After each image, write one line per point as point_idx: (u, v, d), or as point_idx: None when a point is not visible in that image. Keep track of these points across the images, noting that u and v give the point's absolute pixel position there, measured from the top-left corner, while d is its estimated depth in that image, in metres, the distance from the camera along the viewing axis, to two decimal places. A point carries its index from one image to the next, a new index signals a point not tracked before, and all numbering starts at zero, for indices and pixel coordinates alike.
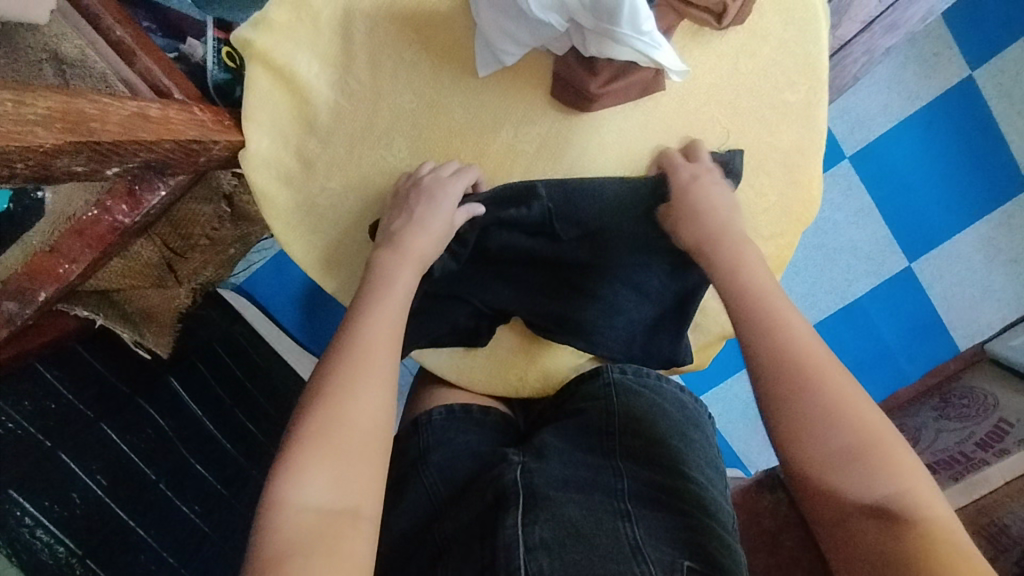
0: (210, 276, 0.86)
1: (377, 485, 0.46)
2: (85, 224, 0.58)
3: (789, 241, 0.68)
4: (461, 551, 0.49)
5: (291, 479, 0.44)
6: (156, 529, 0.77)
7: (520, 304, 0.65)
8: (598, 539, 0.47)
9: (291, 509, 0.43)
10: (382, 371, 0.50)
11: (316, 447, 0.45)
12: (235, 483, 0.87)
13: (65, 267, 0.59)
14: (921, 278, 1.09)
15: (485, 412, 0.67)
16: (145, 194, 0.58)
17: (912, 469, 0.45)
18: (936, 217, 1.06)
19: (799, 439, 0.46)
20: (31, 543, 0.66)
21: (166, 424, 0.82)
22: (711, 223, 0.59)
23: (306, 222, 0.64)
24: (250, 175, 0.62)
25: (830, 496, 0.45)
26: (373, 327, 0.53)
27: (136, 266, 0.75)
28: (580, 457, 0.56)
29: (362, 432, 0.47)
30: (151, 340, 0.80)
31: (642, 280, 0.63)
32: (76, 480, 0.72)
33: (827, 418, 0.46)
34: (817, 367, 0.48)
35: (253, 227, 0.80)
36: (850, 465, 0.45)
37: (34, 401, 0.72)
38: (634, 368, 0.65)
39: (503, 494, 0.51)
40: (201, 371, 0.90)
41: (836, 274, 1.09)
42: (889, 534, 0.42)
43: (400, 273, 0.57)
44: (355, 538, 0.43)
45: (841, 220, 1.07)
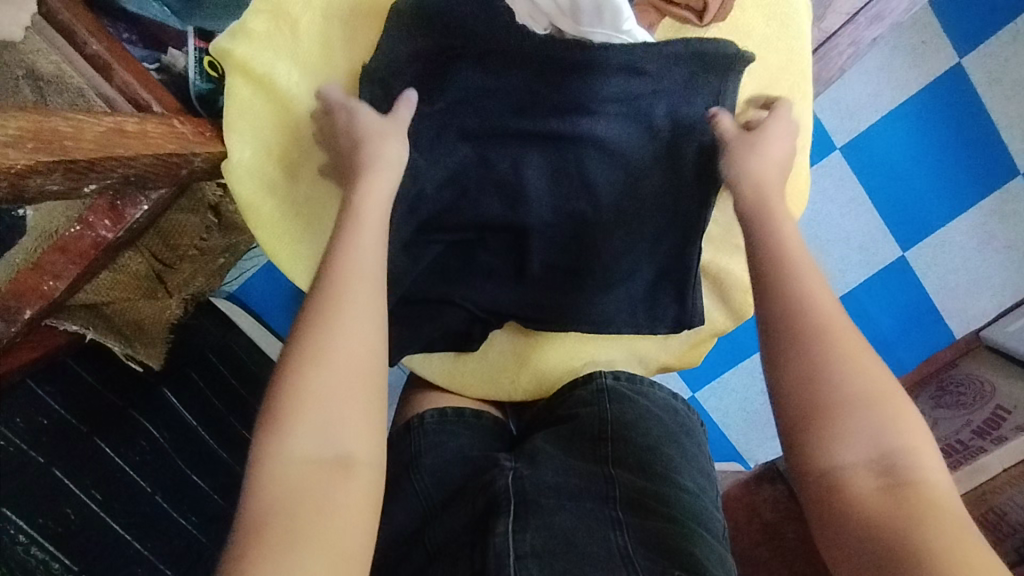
0: (201, 285, 0.85)
1: (372, 427, 0.42)
2: (68, 240, 0.57)
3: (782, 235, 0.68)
4: (453, 557, 0.49)
5: (276, 429, 0.40)
6: (153, 541, 0.76)
7: (514, 306, 0.64)
8: (589, 547, 0.47)
9: (279, 462, 0.40)
10: (367, 308, 0.46)
11: (300, 397, 0.41)
12: (234, 493, 0.87)
13: (50, 284, 0.58)
14: (915, 267, 1.09)
15: (478, 416, 0.67)
16: (127, 209, 0.57)
17: (917, 432, 0.42)
18: (929, 206, 1.06)
19: (809, 381, 0.44)
20: (26, 561, 0.66)
21: (161, 436, 0.81)
22: (756, 164, 0.56)
23: (294, 230, 0.62)
24: (230, 183, 0.60)
25: (826, 448, 0.42)
26: (356, 263, 0.47)
27: (125, 278, 0.74)
28: (571, 464, 0.56)
29: (348, 374, 0.43)
30: (142, 353, 0.79)
31: (635, 260, 0.63)
32: (70, 496, 0.71)
33: (838, 361, 0.44)
34: (834, 318, 0.46)
35: (243, 236, 0.81)
36: (858, 411, 0.42)
37: (28, 418, 0.71)
38: (628, 374, 0.65)
39: (494, 501, 0.51)
40: (196, 381, 0.89)
41: (828, 264, 1.10)
42: (889, 493, 0.40)
43: (378, 201, 0.52)
44: (350, 487, 0.40)
45: (834, 211, 1.08)
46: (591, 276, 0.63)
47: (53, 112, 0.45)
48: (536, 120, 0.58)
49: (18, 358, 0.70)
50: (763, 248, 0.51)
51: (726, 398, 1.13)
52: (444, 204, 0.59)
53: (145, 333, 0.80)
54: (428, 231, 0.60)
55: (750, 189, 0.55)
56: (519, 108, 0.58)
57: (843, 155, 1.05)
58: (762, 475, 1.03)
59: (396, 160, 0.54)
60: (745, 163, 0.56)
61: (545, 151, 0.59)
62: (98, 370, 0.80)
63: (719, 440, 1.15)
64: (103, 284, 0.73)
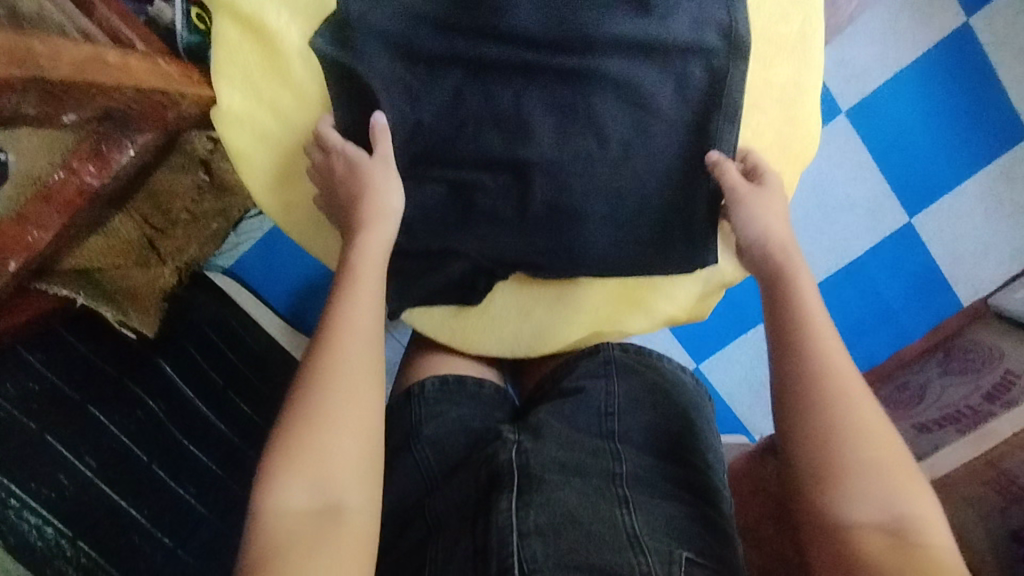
0: (194, 254, 0.85)
1: (364, 476, 0.44)
2: (52, 188, 0.54)
3: (788, 181, 0.66)
4: (453, 530, 0.48)
5: (276, 481, 0.42)
6: (149, 509, 0.74)
7: (521, 250, 0.61)
8: (593, 525, 0.45)
9: (276, 514, 0.41)
10: (363, 358, 0.48)
11: (297, 450, 0.43)
12: (232, 464, 0.84)
13: (33, 234, 0.54)
14: (921, 233, 1.05)
15: (479, 385, 0.64)
16: (113, 153, 0.55)
17: (922, 498, 0.46)
18: (936, 170, 1.02)
19: (825, 444, 0.48)
20: (19, 524, 0.62)
21: (157, 406, 0.79)
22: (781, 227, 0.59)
23: (288, 179, 0.60)
24: (224, 133, 0.57)
25: (840, 507, 0.46)
26: (356, 315, 0.50)
27: (116, 243, 0.73)
28: (575, 437, 0.54)
29: (343, 426, 0.44)
30: (136, 319, 0.79)
31: (644, 204, 0.61)
32: (63, 461, 0.68)
33: (853, 428, 0.47)
34: (849, 386, 0.49)
35: (235, 199, 0.81)
36: (874, 476, 0.46)
37: (17, 383, 0.68)
38: (636, 346, 0.64)
39: (496, 475, 0.49)
40: (193, 355, 0.87)
41: (834, 232, 1.05)
42: (898, 552, 0.43)
43: (376, 249, 0.54)
44: (345, 535, 0.42)
45: (839, 176, 1.03)
46: (588, 220, 0.60)
47: (33, 31, 0.44)
48: (542, 54, 0.57)
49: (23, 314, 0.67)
50: (781, 303, 0.55)
51: (732, 369, 1.11)
52: (445, 147, 0.58)
53: (140, 301, 0.79)
54: (429, 176, 0.59)
55: (780, 252, 0.57)
56: (520, 35, 0.56)
57: (851, 120, 1.02)
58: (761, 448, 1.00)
59: (388, 211, 0.55)
60: (743, 227, 0.59)
61: (541, 93, 0.58)
62: (91, 338, 0.78)
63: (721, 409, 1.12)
64: (95, 248, 0.71)
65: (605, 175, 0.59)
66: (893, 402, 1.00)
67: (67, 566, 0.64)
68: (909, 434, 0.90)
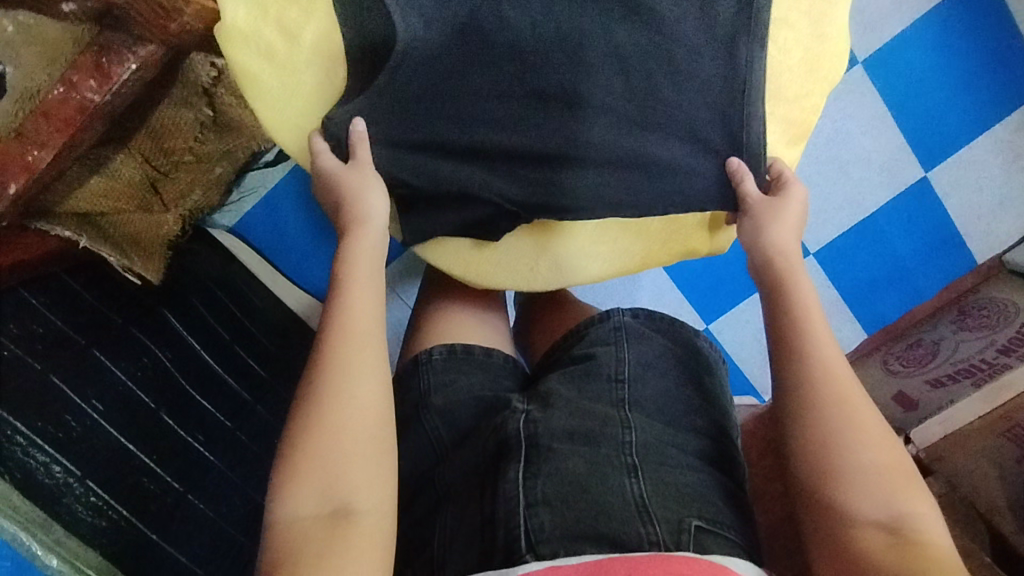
0: (198, 202, 0.84)
1: (372, 476, 0.44)
2: (51, 104, 0.52)
3: (817, 103, 0.64)
4: (464, 497, 0.48)
5: (285, 490, 0.43)
6: (161, 455, 0.74)
7: (539, 184, 0.59)
8: (603, 497, 0.45)
9: (287, 525, 0.42)
10: (364, 362, 0.48)
11: (306, 456, 0.44)
12: (241, 415, 0.84)
13: (34, 154, 0.53)
14: (937, 189, 0.98)
15: (488, 353, 0.62)
16: (114, 67, 0.52)
17: (920, 498, 0.46)
18: (951, 124, 0.96)
19: (825, 444, 0.48)
20: (25, 462, 0.63)
21: (164, 355, 0.79)
22: (788, 236, 0.60)
23: (296, 102, 0.59)
24: (229, 54, 0.56)
25: (841, 507, 0.46)
26: (353, 321, 0.49)
27: (118, 185, 0.71)
28: (585, 406, 0.52)
29: (349, 431, 0.45)
30: (140, 265, 0.77)
31: (678, 134, 0.59)
32: (71, 403, 0.69)
33: (854, 429, 0.48)
34: (846, 387, 0.50)
35: (237, 139, 0.79)
36: (875, 476, 0.46)
37: (21, 324, 0.69)
38: (647, 312, 0.62)
39: (504, 444, 0.49)
40: (203, 314, 0.86)
41: (847, 189, 0.99)
42: (899, 549, 0.44)
43: (370, 254, 0.55)
44: (353, 540, 0.42)
45: (853, 129, 0.97)
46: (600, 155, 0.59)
47: None
48: None
49: (20, 253, 0.66)
50: (780, 312, 0.55)
51: (741, 329, 1.08)
52: (461, 72, 0.56)
53: (143, 246, 0.77)
54: (444, 117, 0.57)
55: (781, 258, 0.59)
56: None
57: (865, 71, 0.95)
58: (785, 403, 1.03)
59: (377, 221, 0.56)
60: (743, 232, 0.62)
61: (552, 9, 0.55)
62: (94, 286, 0.77)
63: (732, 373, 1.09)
64: (93, 190, 0.69)
65: (627, 110, 0.58)
66: (899, 357, 1.00)
67: (75, 503, 0.65)
68: (923, 390, 0.92)
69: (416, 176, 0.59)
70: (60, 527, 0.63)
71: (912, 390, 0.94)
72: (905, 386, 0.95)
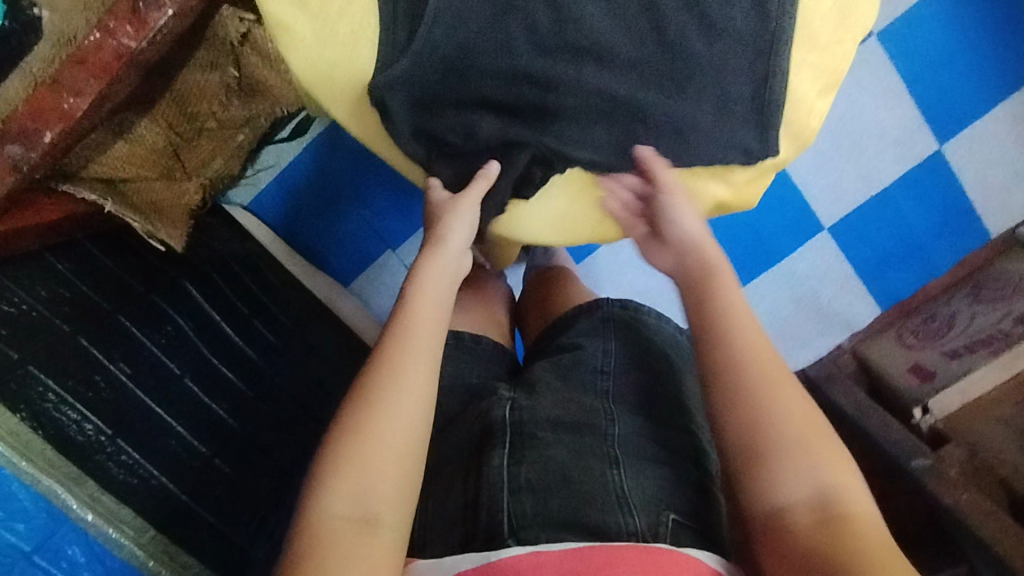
0: (220, 169, 0.89)
1: (404, 492, 0.45)
2: (88, 51, 0.57)
3: (849, 50, 0.62)
4: (446, 480, 0.50)
5: (320, 487, 0.44)
6: (186, 418, 0.75)
7: (580, 133, 0.61)
8: (586, 486, 0.46)
9: (315, 521, 0.43)
10: (420, 375, 0.49)
11: (344, 455, 0.44)
12: (256, 380, 0.86)
13: (70, 102, 0.58)
14: (951, 162, 0.97)
15: (477, 341, 0.64)
16: (150, 13, 0.56)
17: (845, 472, 0.46)
18: (967, 93, 0.94)
19: (753, 424, 0.48)
20: (58, 419, 0.64)
21: (186, 323, 0.81)
22: (690, 227, 0.60)
23: (327, 55, 0.59)
24: (264, 3, 0.58)
25: (771, 488, 0.46)
26: (418, 332, 0.51)
27: (140, 150, 0.76)
28: (570, 395, 0.54)
29: (395, 438, 0.46)
30: (164, 232, 0.81)
31: (715, 90, 0.60)
32: (100, 364, 0.70)
33: (775, 407, 0.48)
34: (767, 365, 0.50)
35: (262, 106, 0.83)
36: (799, 453, 0.46)
37: (49, 288, 0.69)
38: (635, 305, 0.64)
39: (489, 430, 0.51)
40: (218, 281, 0.88)
41: (863, 163, 0.98)
42: (824, 525, 0.44)
43: (441, 272, 0.57)
44: (376, 551, 0.42)
45: (869, 104, 0.96)
46: (620, 113, 0.60)
47: None
48: None
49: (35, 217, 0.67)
50: (705, 293, 0.55)
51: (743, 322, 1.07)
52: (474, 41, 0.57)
53: (166, 215, 0.82)
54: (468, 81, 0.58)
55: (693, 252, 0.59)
56: None
57: (880, 44, 0.93)
58: None
59: (458, 254, 0.60)
60: (665, 233, 0.61)
61: None
62: (113, 254, 0.79)
63: None
64: (118, 155, 0.74)
65: (654, 55, 0.59)
66: (915, 331, 0.98)
67: (108, 461, 0.67)
68: (939, 361, 0.89)
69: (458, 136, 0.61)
70: (94, 483, 0.64)
71: (927, 360, 0.91)
72: (920, 358, 0.93)
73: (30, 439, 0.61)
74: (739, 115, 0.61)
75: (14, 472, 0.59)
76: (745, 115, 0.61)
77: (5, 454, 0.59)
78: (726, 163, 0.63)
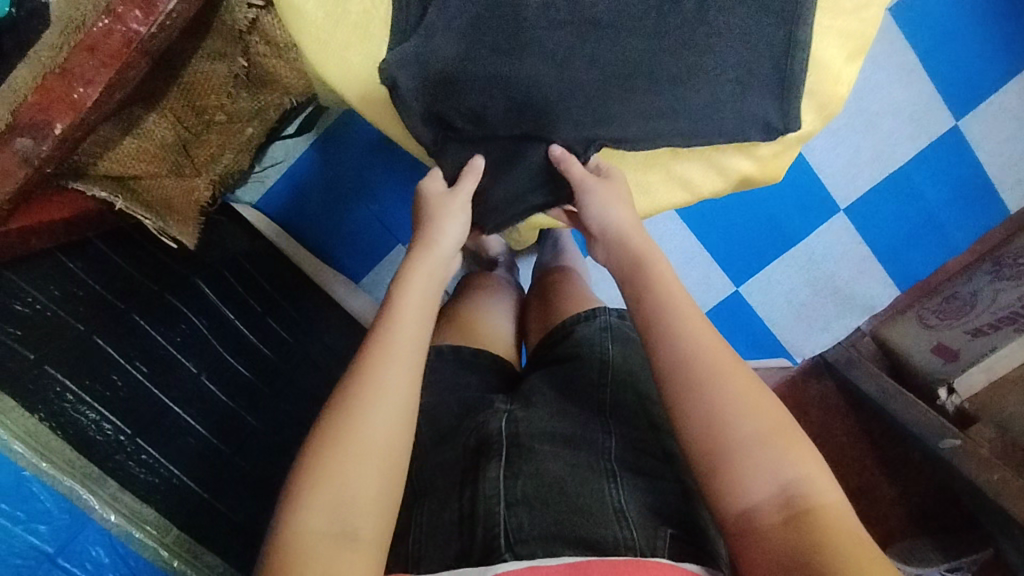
0: (229, 164, 0.90)
1: (381, 503, 0.46)
2: (98, 38, 0.58)
3: (875, 15, 0.60)
4: (443, 492, 0.50)
5: (299, 500, 0.44)
6: (204, 417, 0.78)
7: (596, 116, 0.59)
8: (581, 500, 0.47)
9: (293, 534, 0.43)
10: (399, 382, 0.49)
11: (322, 466, 0.45)
12: (266, 373, 0.89)
13: (80, 92, 0.59)
14: (968, 137, 0.94)
15: (476, 353, 0.63)
16: None
17: (810, 463, 0.46)
18: (982, 68, 0.91)
19: (709, 424, 0.47)
20: (78, 419, 0.65)
21: (200, 322, 0.82)
22: (613, 214, 0.62)
23: (339, 34, 0.60)
24: None
25: (734, 490, 0.46)
26: (399, 335, 0.52)
27: (149, 145, 0.77)
28: (567, 408, 0.55)
29: (373, 447, 0.46)
30: (176, 229, 0.81)
31: (727, 69, 0.57)
32: (116, 364, 0.71)
33: (729, 403, 0.47)
34: (721, 360, 0.50)
35: (270, 96, 0.82)
36: (759, 448, 0.46)
37: (62, 287, 0.70)
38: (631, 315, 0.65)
39: (485, 442, 0.51)
40: (229, 280, 0.90)
41: (878, 140, 0.95)
42: (791, 523, 0.43)
43: (427, 275, 0.59)
44: (355, 562, 0.43)
45: (885, 79, 0.93)
46: (641, 87, 0.57)
47: None
48: None
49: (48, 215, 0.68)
50: (648, 299, 0.55)
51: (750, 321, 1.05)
52: (480, 35, 0.57)
53: (176, 211, 0.82)
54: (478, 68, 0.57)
55: (614, 235, 0.62)
56: None
57: (893, 18, 0.90)
58: (809, 371, 1.09)
59: (446, 253, 0.61)
60: (587, 218, 0.64)
61: None
62: (126, 254, 0.79)
63: (755, 348, 1.06)
64: (127, 151, 0.75)
65: (670, 26, 0.56)
66: (936, 311, 0.98)
67: (127, 460, 0.68)
68: (960, 339, 0.93)
69: (469, 128, 0.62)
70: (114, 483, 0.65)
71: (951, 340, 0.95)
72: (944, 338, 0.96)
73: (49, 439, 0.61)
74: (760, 87, 0.59)
75: (34, 473, 0.60)
76: (765, 91, 0.59)
77: (25, 455, 0.59)
78: (747, 140, 0.64)
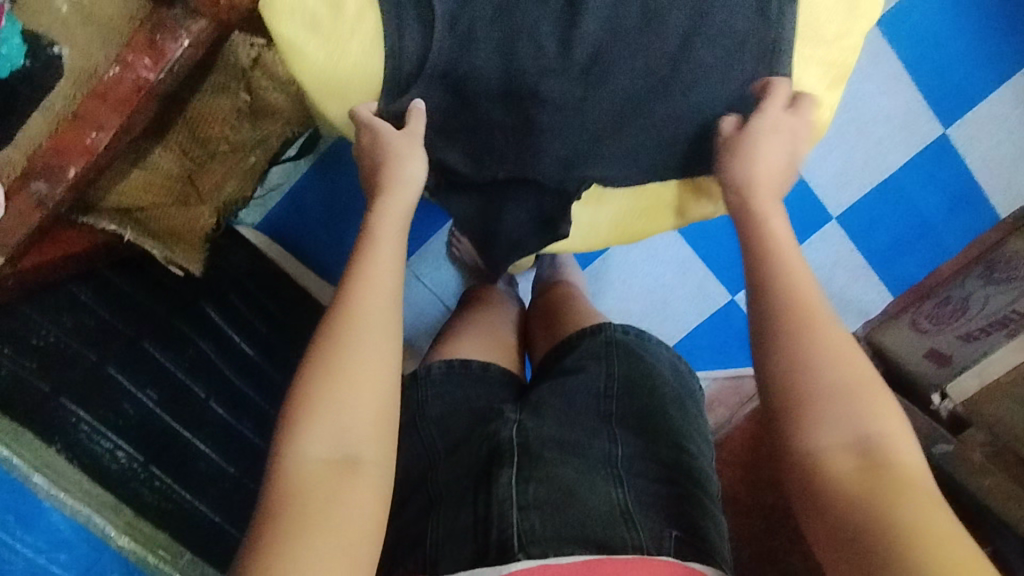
0: (232, 194, 0.90)
1: (379, 430, 0.47)
2: (108, 85, 0.61)
3: (855, 42, 0.64)
4: (455, 498, 0.53)
5: (296, 430, 0.46)
6: (214, 442, 0.80)
7: (589, 146, 0.64)
8: (590, 503, 0.49)
9: (294, 462, 0.45)
10: (383, 314, 0.51)
11: (317, 397, 0.46)
12: (273, 395, 0.91)
13: (92, 136, 0.62)
14: (955, 144, 0.97)
15: (485, 367, 0.66)
16: (167, 45, 0.60)
17: (892, 420, 0.46)
18: (968, 79, 0.94)
19: (794, 370, 0.48)
20: (94, 449, 0.68)
21: (207, 347, 0.84)
22: (753, 171, 0.60)
23: (339, 73, 0.62)
24: (275, 24, 0.60)
25: (805, 439, 0.47)
26: (376, 269, 0.53)
27: (156, 176, 0.79)
28: (574, 417, 0.57)
29: (365, 377, 0.48)
30: (183, 257, 0.85)
31: (705, 100, 0.62)
32: (129, 394, 0.73)
33: (819, 352, 0.48)
34: (818, 313, 0.50)
35: (271, 126, 0.84)
36: (838, 399, 0.47)
37: (74, 319, 0.73)
38: (636, 330, 0.67)
39: (497, 450, 0.53)
40: (236, 305, 0.92)
41: (866, 147, 0.99)
42: (866, 471, 0.44)
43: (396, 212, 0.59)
44: (356, 484, 0.45)
45: (871, 91, 0.96)
46: (633, 121, 0.62)
47: None
48: None
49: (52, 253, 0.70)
50: (758, 252, 0.55)
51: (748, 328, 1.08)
52: (481, 71, 0.60)
53: (183, 239, 0.85)
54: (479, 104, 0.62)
55: (734, 195, 0.61)
56: None
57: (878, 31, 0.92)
58: None
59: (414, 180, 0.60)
60: (732, 172, 0.61)
61: None
62: (133, 280, 0.82)
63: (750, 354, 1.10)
64: (136, 184, 0.77)
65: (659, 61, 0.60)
66: (928, 316, 1.03)
67: (141, 485, 0.71)
68: (956, 345, 0.98)
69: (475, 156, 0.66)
70: (130, 509, 0.69)
71: (944, 346, 1.01)
72: (938, 342, 1.02)
73: (67, 469, 0.65)
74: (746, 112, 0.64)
75: (53, 503, 0.64)
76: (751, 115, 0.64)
77: (44, 487, 0.63)
78: None
